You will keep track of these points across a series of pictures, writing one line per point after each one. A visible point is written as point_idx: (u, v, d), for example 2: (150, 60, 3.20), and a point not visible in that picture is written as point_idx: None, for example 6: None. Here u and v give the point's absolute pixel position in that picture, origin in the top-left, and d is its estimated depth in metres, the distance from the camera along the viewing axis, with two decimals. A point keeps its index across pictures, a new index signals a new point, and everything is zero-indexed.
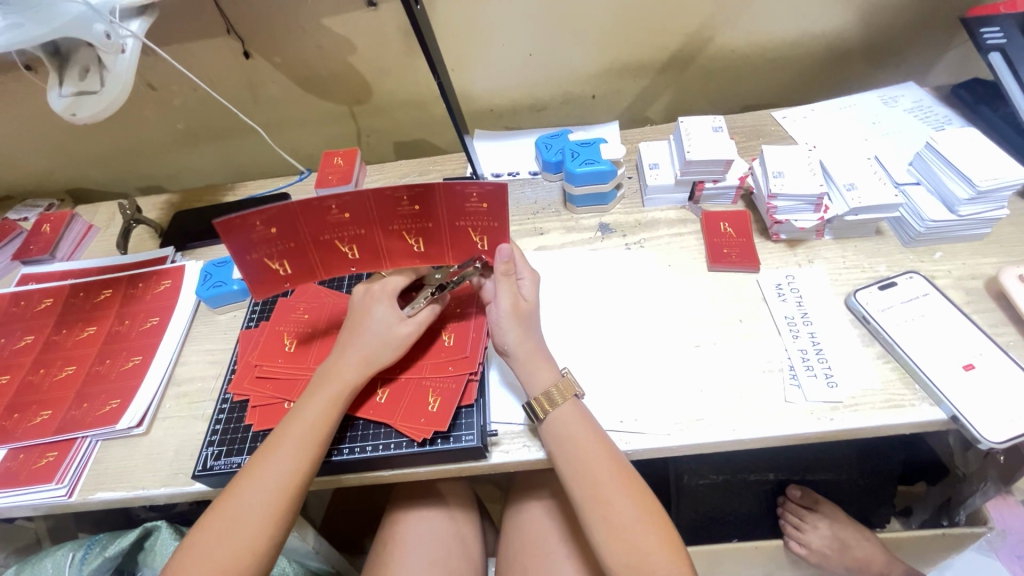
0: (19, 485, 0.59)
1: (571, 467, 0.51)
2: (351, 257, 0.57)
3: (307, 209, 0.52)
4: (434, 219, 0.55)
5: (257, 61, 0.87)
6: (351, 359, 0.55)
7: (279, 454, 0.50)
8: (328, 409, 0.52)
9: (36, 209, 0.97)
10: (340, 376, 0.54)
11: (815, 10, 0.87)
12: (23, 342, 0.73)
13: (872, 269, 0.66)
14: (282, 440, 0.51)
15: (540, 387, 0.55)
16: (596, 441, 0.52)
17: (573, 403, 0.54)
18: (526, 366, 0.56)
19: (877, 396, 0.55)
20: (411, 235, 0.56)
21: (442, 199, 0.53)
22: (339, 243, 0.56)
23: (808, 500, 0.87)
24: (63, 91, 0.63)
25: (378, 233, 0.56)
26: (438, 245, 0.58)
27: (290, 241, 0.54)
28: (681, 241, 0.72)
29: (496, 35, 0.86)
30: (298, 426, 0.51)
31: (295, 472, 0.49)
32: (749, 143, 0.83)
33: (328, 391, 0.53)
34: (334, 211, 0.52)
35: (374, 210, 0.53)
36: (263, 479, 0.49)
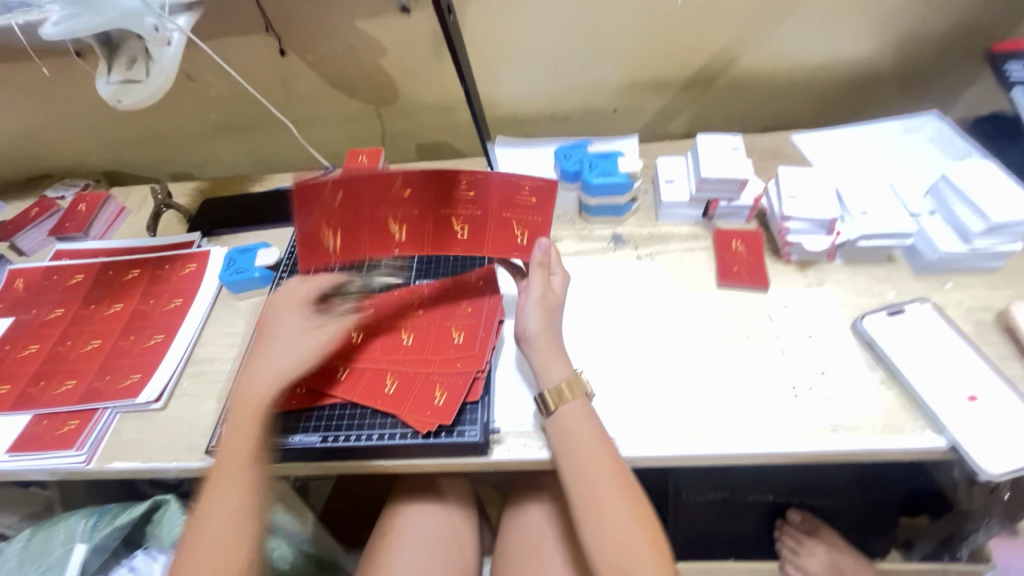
0: (41, 449, 0.62)
1: (571, 465, 0.52)
2: (397, 238, 0.63)
3: (374, 182, 0.60)
4: (484, 207, 0.63)
5: (291, 59, 0.91)
6: (264, 381, 0.55)
7: (223, 489, 0.51)
8: (254, 435, 0.53)
9: (72, 188, 1.01)
10: (252, 397, 0.54)
11: (838, 36, 0.88)
12: (53, 314, 0.76)
13: (880, 295, 0.66)
14: (221, 477, 0.51)
15: (552, 381, 0.56)
16: (599, 441, 0.53)
17: (581, 402, 0.55)
18: (544, 357, 0.57)
19: (878, 421, 0.56)
20: (459, 221, 0.63)
21: (499, 191, 0.63)
22: (392, 221, 0.62)
23: (809, 525, 0.89)
24: (110, 79, 0.67)
25: (433, 216, 0.63)
26: (481, 233, 0.63)
27: (348, 212, 0.61)
28: (692, 256, 0.74)
29: (523, 45, 0.89)
30: (228, 459, 0.52)
31: (246, 501, 0.50)
32: (766, 164, 0.84)
33: (246, 417, 0.53)
34: (398, 187, 0.61)
35: (433, 190, 0.62)
36: (219, 515, 0.50)
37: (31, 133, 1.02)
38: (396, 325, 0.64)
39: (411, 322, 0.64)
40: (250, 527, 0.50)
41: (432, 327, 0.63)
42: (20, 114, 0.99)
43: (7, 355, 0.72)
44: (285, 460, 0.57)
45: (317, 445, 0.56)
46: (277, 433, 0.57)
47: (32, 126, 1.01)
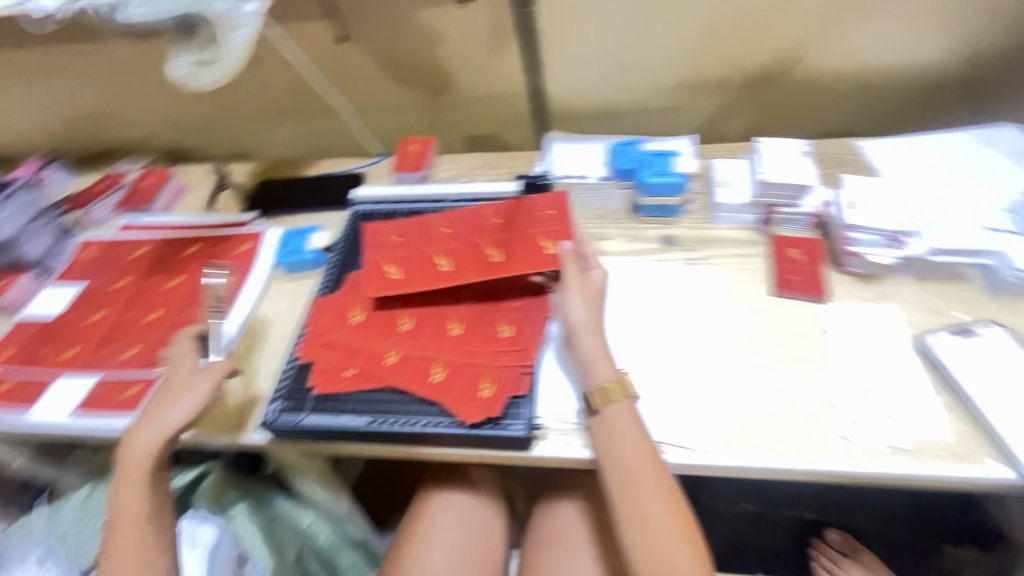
0: (107, 411, 0.65)
1: (613, 465, 0.52)
2: (443, 268, 0.66)
3: (424, 227, 0.72)
4: (512, 231, 0.68)
5: (351, 46, 0.92)
6: (144, 439, 0.59)
7: (122, 541, 0.57)
8: (144, 488, 0.58)
9: (138, 164, 1.06)
10: (134, 460, 0.58)
11: (914, 39, 0.84)
12: (119, 283, 0.80)
13: (949, 314, 0.63)
14: (118, 531, 0.57)
15: (599, 380, 0.56)
16: (642, 445, 0.52)
17: (626, 405, 0.54)
18: (592, 352, 0.57)
19: (941, 446, 0.53)
20: (491, 247, 0.67)
21: (520, 216, 0.70)
22: (438, 255, 0.68)
23: (847, 546, 0.83)
24: (185, 60, 0.70)
25: (468, 248, 0.68)
26: (513, 255, 0.66)
27: (403, 250, 0.70)
28: (746, 262, 0.72)
29: (580, 39, 0.88)
30: (127, 513, 0.58)
31: (141, 551, 0.56)
32: (830, 171, 0.81)
33: (133, 472, 0.58)
34: (441, 228, 0.71)
35: (469, 222, 0.71)
36: (118, 565, 0.56)
37: (103, 110, 1.07)
38: (444, 317, 0.64)
39: (459, 314, 0.64)
40: (154, 567, 0.56)
41: (479, 320, 0.63)
42: (94, 91, 1.04)
43: (77, 320, 0.76)
44: (332, 440, 0.58)
45: (364, 428, 0.57)
46: (325, 413, 0.58)
47: (104, 103, 1.06)
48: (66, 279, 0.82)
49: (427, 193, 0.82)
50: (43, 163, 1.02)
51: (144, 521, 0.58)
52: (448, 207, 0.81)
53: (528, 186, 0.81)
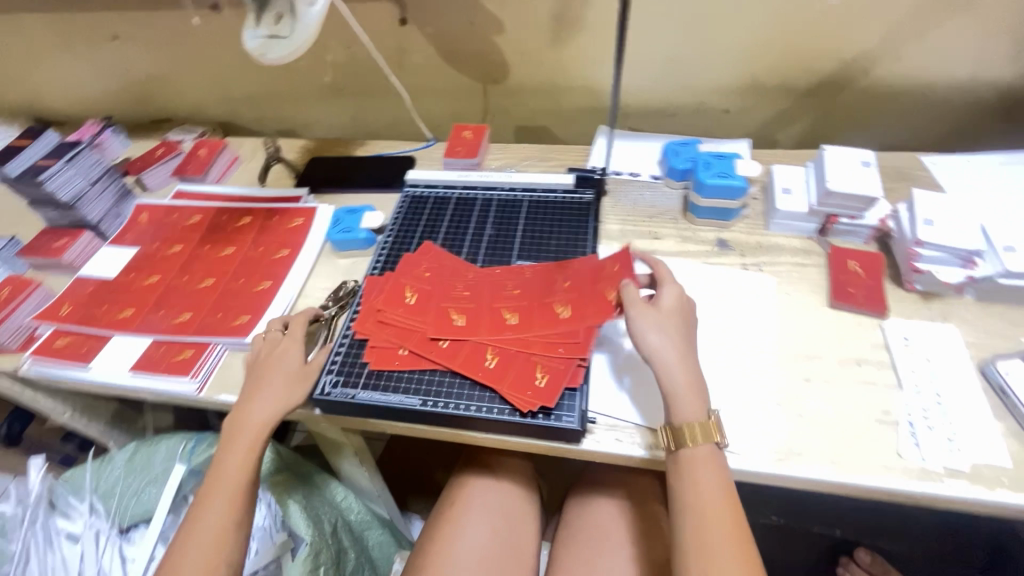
0: (160, 372, 0.67)
1: (688, 512, 0.49)
2: (510, 322, 0.62)
3: (490, 281, 0.67)
4: (578, 286, 0.64)
5: (410, 29, 0.92)
6: (263, 408, 0.58)
7: (213, 509, 0.54)
8: (248, 461, 0.56)
9: (191, 134, 1.08)
10: (254, 425, 0.57)
11: (991, 55, 0.81)
12: (173, 249, 0.82)
13: (1015, 339, 0.61)
14: (211, 497, 0.54)
15: (681, 418, 0.52)
16: (725, 499, 0.49)
17: (709, 449, 0.51)
18: (676, 385, 0.53)
19: (1005, 474, 0.52)
20: (561, 302, 0.63)
21: (585, 268, 0.67)
22: (505, 310, 0.63)
23: (879, 568, 0.81)
24: (259, 32, 0.71)
25: (537, 302, 0.64)
26: (581, 308, 0.62)
27: (470, 304, 0.64)
28: (803, 271, 0.70)
29: (643, 34, 0.87)
30: (223, 482, 0.55)
31: (226, 525, 0.53)
32: (893, 185, 0.79)
33: (244, 440, 0.57)
34: (509, 288, 0.66)
35: (539, 279, 0.66)
36: (202, 534, 0.52)
37: (163, 78, 1.10)
38: (498, 308, 0.63)
39: (511, 303, 0.64)
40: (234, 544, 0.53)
41: (533, 312, 0.63)
42: (156, 58, 1.06)
43: (131, 282, 0.78)
44: (384, 417, 0.59)
45: (416, 407, 0.57)
46: (378, 390, 0.59)
47: (164, 71, 1.08)
48: (122, 242, 0.84)
49: (479, 179, 0.83)
50: (102, 126, 1.05)
51: (238, 497, 0.55)
52: (500, 195, 0.81)
53: (581, 179, 0.81)
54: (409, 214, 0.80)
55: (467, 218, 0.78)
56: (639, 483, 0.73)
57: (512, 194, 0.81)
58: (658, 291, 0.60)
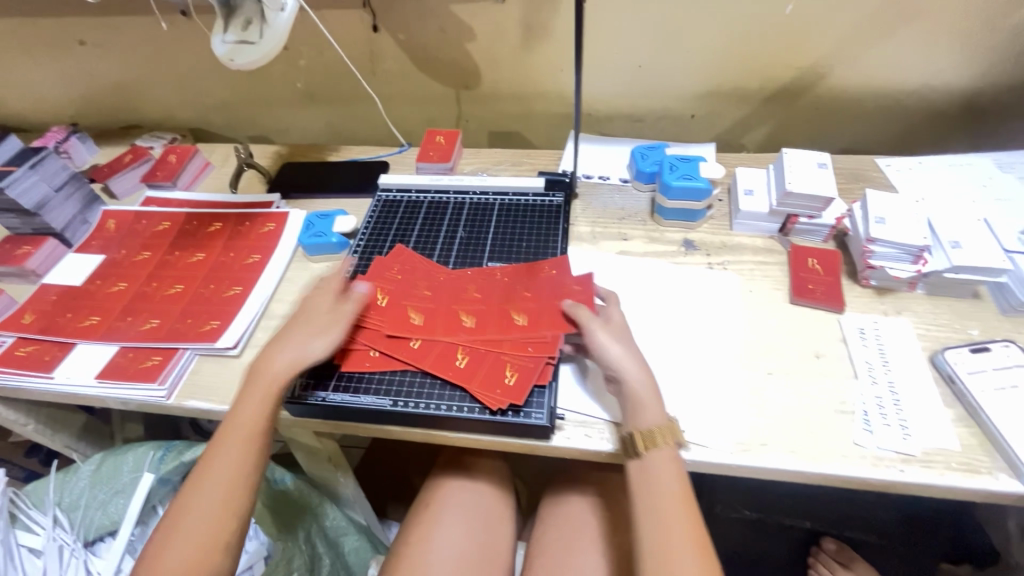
0: (127, 379, 0.65)
1: (649, 516, 0.49)
2: (465, 324, 0.63)
3: (452, 287, 0.68)
4: (535, 297, 0.65)
5: (382, 35, 0.93)
6: (282, 360, 0.56)
7: (226, 451, 0.52)
8: (264, 406, 0.54)
9: (160, 140, 1.07)
10: (271, 376, 0.55)
11: (938, 63, 0.86)
12: (141, 256, 0.81)
13: (964, 331, 0.64)
14: (226, 439, 0.52)
15: (643, 425, 0.53)
16: (684, 504, 0.50)
17: (669, 454, 0.52)
18: (641, 390, 0.54)
19: (954, 458, 0.54)
20: (517, 310, 0.64)
21: (542, 280, 0.67)
22: (462, 312, 0.64)
23: (844, 556, 0.84)
24: (227, 37, 0.71)
25: (498, 310, 0.64)
26: (536, 316, 0.63)
27: (429, 303, 0.65)
28: (765, 270, 0.73)
29: (611, 42, 0.89)
30: (238, 424, 0.53)
31: (239, 467, 0.51)
32: (849, 185, 0.82)
33: (261, 390, 0.55)
34: (469, 291, 0.67)
35: (499, 287, 0.67)
36: (214, 476, 0.50)
37: (131, 84, 1.08)
38: (455, 311, 0.64)
39: (469, 307, 0.65)
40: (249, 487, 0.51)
41: (494, 313, 0.64)
42: (124, 65, 1.05)
43: (97, 289, 0.77)
44: (356, 419, 0.59)
45: (387, 408, 0.58)
46: (348, 392, 0.59)
47: (133, 77, 1.07)
48: (89, 249, 0.83)
49: (451, 183, 0.84)
50: (68, 133, 1.03)
51: (254, 441, 0.53)
52: (471, 198, 0.83)
53: (552, 182, 0.82)
54: (380, 218, 0.81)
55: (438, 222, 0.79)
56: (612, 479, 0.75)
57: (484, 197, 0.83)
58: (607, 309, 0.62)
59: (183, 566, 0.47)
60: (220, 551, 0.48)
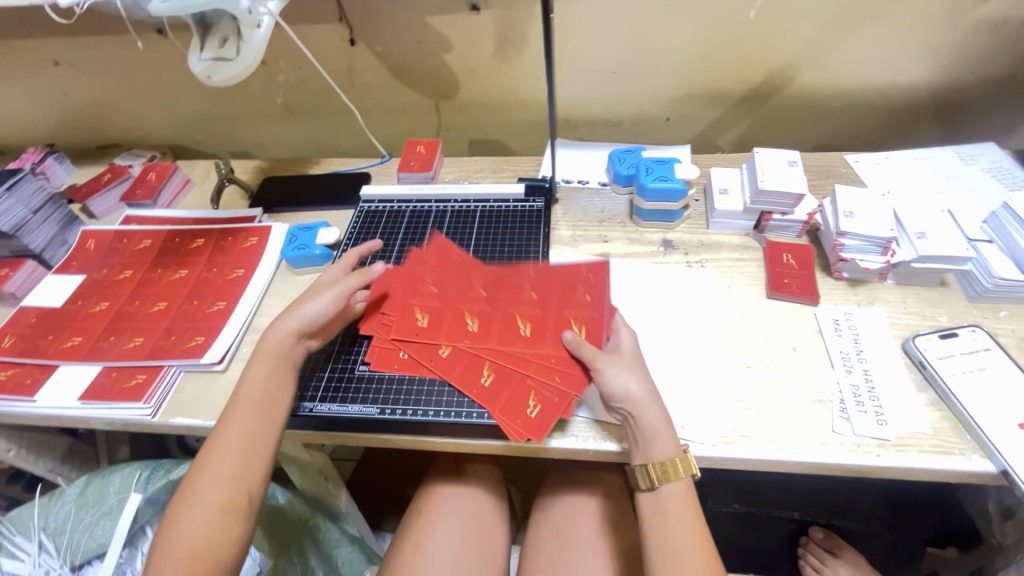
0: (111, 399, 0.65)
1: (664, 546, 0.50)
2: (471, 328, 0.64)
3: (463, 288, 0.69)
4: (545, 308, 0.66)
5: (360, 48, 0.94)
6: (283, 327, 0.58)
7: (236, 415, 0.52)
8: (271, 371, 0.55)
9: (140, 158, 1.06)
10: (273, 339, 0.57)
11: (899, 62, 0.89)
12: (123, 274, 0.81)
13: (933, 318, 0.67)
14: (234, 408, 0.53)
15: (659, 456, 0.52)
16: (697, 533, 0.50)
17: (682, 486, 0.52)
18: (654, 419, 0.54)
19: (927, 441, 0.56)
20: (524, 320, 0.64)
21: (554, 291, 0.68)
22: (469, 315, 0.65)
23: (830, 543, 0.85)
24: (203, 55, 0.71)
25: (503, 314, 0.66)
26: (542, 329, 0.63)
27: (438, 302, 0.67)
28: (742, 266, 0.75)
29: (585, 49, 0.91)
30: (246, 392, 0.54)
31: (254, 429, 0.52)
32: (820, 182, 0.85)
33: (267, 357, 0.56)
34: (478, 292, 0.69)
35: (506, 292, 0.68)
36: (226, 444, 0.51)
37: (108, 103, 1.08)
38: (462, 312, 0.66)
39: (476, 309, 0.66)
40: (260, 454, 0.51)
41: (499, 317, 0.65)
42: (100, 84, 1.05)
43: (78, 309, 0.76)
44: (344, 429, 0.60)
45: (375, 416, 0.59)
46: (336, 402, 0.61)
47: (110, 96, 1.07)
48: (69, 270, 0.82)
49: (432, 192, 0.85)
50: (44, 154, 1.02)
51: (264, 406, 0.54)
52: (453, 206, 0.84)
53: (532, 188, 0.84)
54: (363, 229, 0.82)
55: (422, 229, 0.80)
56: (601, 478, 0.76)
57: (465, 205, 0.84)
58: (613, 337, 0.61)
59: (200, 532, 0.46)
60: (233, 521, 0.48)
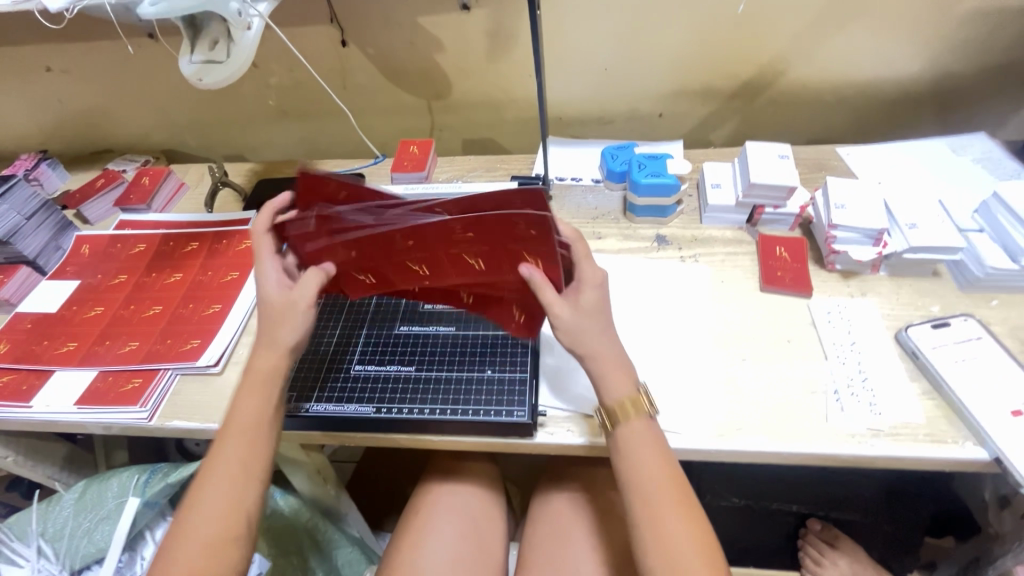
0: (107, 404, 0.65)
1: (634, 484, 0.50)
2: (423, 273, 0.60)
3: (382, 238, 0.56)
4: (484, 241, 0.55)
5: (352, 50, 0.94)
6: (269, 353, 0.55)
7: (228, 443, 0.52)
8: (264, 398, 0.54)
9: (133, 163, 1.06)
10: (261, 365, 0.55)
11: (889, 55, 0.89)
12: (117, 279, 0.81)
13: (925, 308, 0.67)
14: (228, 434, 0.52)
15: (613, 397, 0.53)
16: (662, 465, 0.51)
17: (644, 421, 0.52)
18: (604, 365, 0.54)
19: (920, 429, 0.56)
20: (469, 257, 0.57)
21: (488, 217, 0.53)
22: (412, 264, 0.59)
23: (829, 535, 0.85)
24: (194, 58, 0.71)
25: (442, 256, 0.57)
26: (491, 263, 0.57)
27: (371, 258, 0.60)
28: (736, 260, 0.75)
29: (576, 47, 0.91)
30: (239, 420, 0.53)
31: (246, 458, 0.51)
32: (812, 175, 0.85)
33: (256, 383, 0.54)
34: (403, 241, 0.56)
35: (435, 238, 0.55)
36: (221, 469, 0.50)
37: (101, 108, 1.08)
38: (402, 263, 0.59)
39: (412, 257, 0.58)
40: (256, 478, 0.51)
41: (441, 260, 0.58)
42: (93, 89, 1.05)
43: (73, 315, 0.76)
44: (340, 429, 0.60)
45: (370, 415, 0.59)
46: (332, 402, 0.61)
47: (102, 102, 1.07)
48: (64, 275, 0.82)
49: (426, 192, 0.85)
50: (38, 160, 1.02)
51: (256, 433, 0.53)
52: None
53: (525, 186, 0.84)
54: None
55: None
56: (598, 474, 0.76)
57: None
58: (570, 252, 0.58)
59: (194, 565, 0.46)
60: (229, 551, 0.48)
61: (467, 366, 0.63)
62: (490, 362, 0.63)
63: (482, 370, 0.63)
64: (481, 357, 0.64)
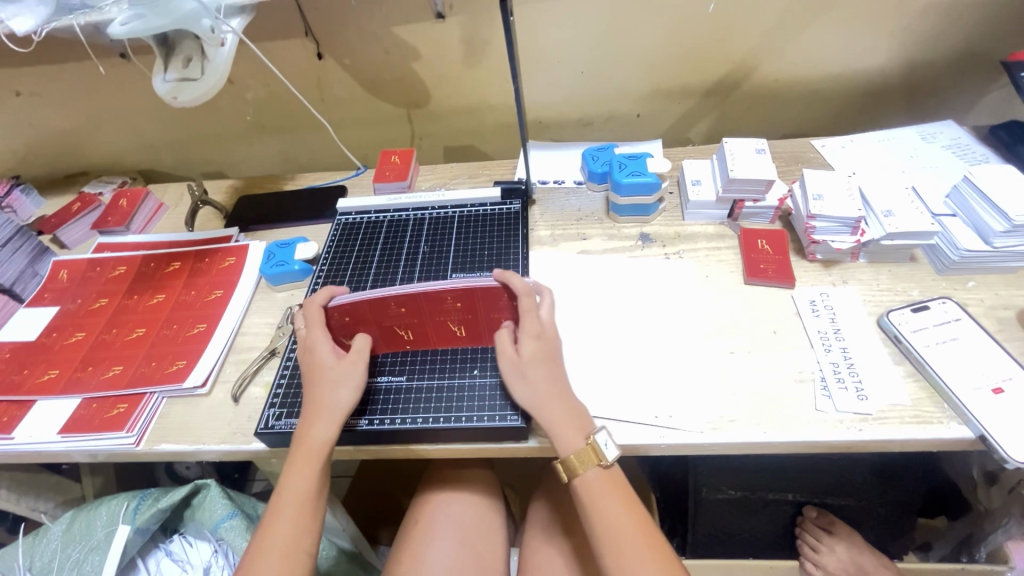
0: (92, 431, 0.63)
1: (596, 522, 0.52)
2: (406, 338, 0.63)
3: (374, 306, 0.58)
4: (473, 312, 0.60)
5: (328, 62, 0.94)
6: (325, 427, 0.54)
7: (282, 519, 0.52)
8: (313, 472, 0.53)
9: (110, 185, 1.05)
10: (315, 441, 0.54)
11: (856, 48, 0.92)
12: (98, 304, 0.79)
13: (905, 293, 0.68)
14: (279, 508, 0.52)
15: (565, 450, 0.53)
16: (625, 508, 0.52)
17: (600, 469, 0.53)
18: (552, 420, 0.54)
19: (907, 411, 0.57)
20: (455, 323, 0.62)
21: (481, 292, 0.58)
22: (398, 330, 0.62)
23: (825, 521, 0.85)
24: (167, 76, 0.71)
25: (431, 322, 0.61)
26: (476, 329, 0.63)
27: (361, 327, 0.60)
28: (718, 254, 0.76)
29: (553, 51, 0.92)
30: (290, 494, 0.52)
31: (297, 539, 0.51)
32: (789, 168, 0.87)
33: (308, 459, 0.53)
34: (394, 306, 0.58)
35: (426, 306, 0.59)
36: (271, 544, 0.50)
37: (74, 131, 1.06)
38: (390, 328, 0.61)
39: (403, 323, 0.61)
40: (305, 551, 0.51)
41: (429, 325, 0.62)
42: (65, 112, 1.03)
43: (54, 342, 0.74)
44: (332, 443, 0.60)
45: (362, 428, 0.58)
46: None
47: (75, 124, 1.05)
48: (42, 302, 0.80)
49: (409, 201, 0.85)
50: (11, 186, 1.00)
51: (306, 507, 0.53)
52: (430, 214, 0.84)
53: (508, 191, 0.85)
54: (341, 242, 0.81)
55: (401, 239, 0.80)
56: None
57: (442, 212, 0.84)
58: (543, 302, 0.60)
59: None
60: None
61: (450, 373, 0.63)
62: (475, 364, 0.64)
63: (470, 373, 0.63)
64: (464, 362, 0.64)
